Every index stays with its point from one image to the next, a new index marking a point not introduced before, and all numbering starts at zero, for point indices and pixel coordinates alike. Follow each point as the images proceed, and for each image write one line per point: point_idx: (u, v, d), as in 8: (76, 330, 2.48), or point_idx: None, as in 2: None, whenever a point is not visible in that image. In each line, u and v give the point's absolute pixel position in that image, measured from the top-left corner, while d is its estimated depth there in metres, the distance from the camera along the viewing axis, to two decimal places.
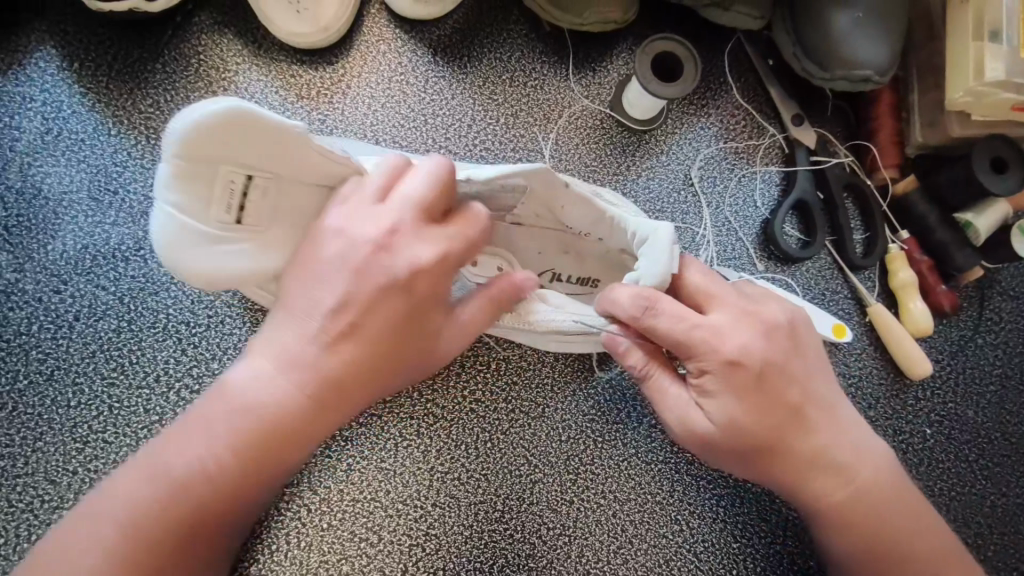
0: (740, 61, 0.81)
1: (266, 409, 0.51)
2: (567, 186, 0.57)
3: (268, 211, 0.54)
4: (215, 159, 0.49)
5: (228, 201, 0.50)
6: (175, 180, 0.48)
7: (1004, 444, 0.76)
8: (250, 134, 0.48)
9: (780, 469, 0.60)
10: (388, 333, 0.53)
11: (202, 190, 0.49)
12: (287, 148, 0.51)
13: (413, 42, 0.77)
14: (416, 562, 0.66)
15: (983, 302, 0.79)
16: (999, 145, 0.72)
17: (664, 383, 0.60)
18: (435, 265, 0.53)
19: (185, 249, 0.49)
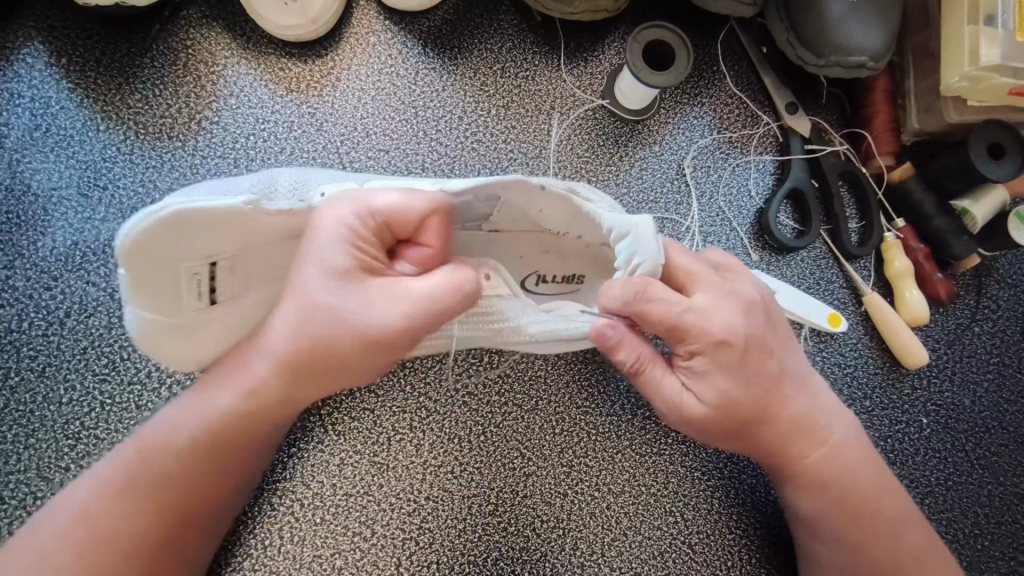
0: (733, 49, 0.80)
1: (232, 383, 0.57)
2: (543, 190, 0.54)
3: (243, 282, 0.56)
4: (170, 258, 0.50)
5: (198, 290, 0.53)
6: (140, 281, 0.51)
7: (1002, 433, 0.76)
8: (191, 231, 0.50)
9: (757, 442, 0.61)
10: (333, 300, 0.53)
11: (170, 290, 0.52)
12: (242, 225, 0.52)
13: (403, 34, 0.76)
14: (410, 556, 0.66)
15: (980, 290, 0.78)
16: (996, 131, 0.71)
17: (658, 372, 0.60)
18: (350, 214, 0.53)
19: (162, 338, 0.54)
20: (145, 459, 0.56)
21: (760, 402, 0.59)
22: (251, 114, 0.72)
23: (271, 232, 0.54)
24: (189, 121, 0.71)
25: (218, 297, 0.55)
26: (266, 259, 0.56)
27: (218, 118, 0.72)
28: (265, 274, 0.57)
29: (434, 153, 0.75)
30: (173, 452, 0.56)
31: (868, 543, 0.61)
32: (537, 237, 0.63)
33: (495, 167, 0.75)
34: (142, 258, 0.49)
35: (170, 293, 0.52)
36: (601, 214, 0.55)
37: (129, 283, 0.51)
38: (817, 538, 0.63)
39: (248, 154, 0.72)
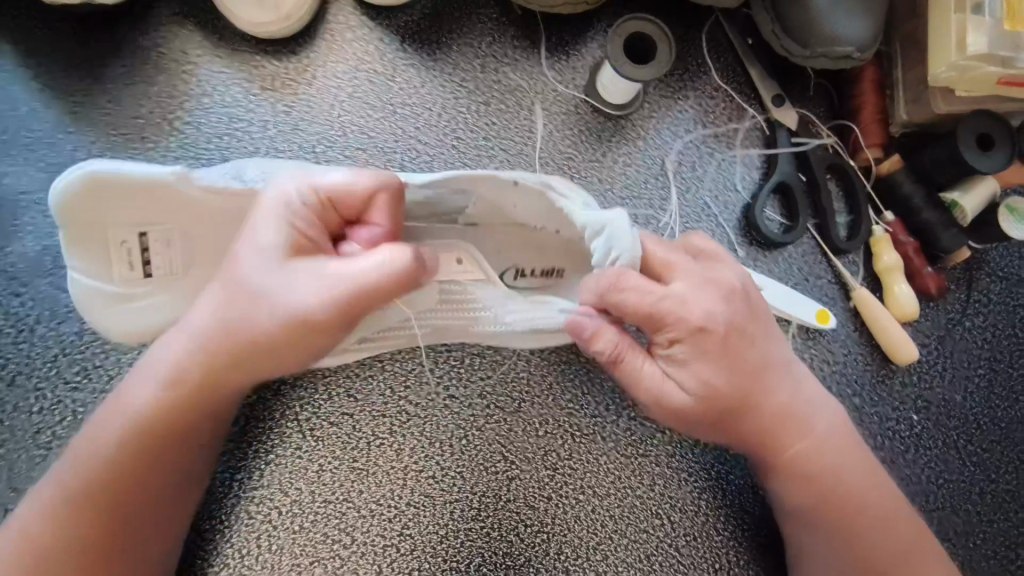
0: (718, 41, 0.79)
1: (171, 372, 0.56)
2: (512, 181, 0.55)
3: (178, 260, 0.59)
4: (102, 221, 0.57)
5: (129, 259, 0.58)
6: (78, 241, 0.57)
7: (992, 429, 0.75)
8: (117, 195, 0.56)
9: (741, 432, 0.60)
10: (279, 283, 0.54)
11: (100, 252, 0.58)
12: (169, 197, 0.57)
13: (380, 30, 0.75)
14: (391, 563, 0.65)
15: (970, 285, 0.77)
16: (986, 122, 0.70)
17: (636, 362, 0.58)
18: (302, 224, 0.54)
19: (98, 308, 0.59)
20: (88, 459, 0.55)
21: (744, 392, 0.59)
22: (224, 113, 0.71)
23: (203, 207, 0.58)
24: (162, 121, 0.70)
25: (151, 270, 0.59)
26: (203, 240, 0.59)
27: (191, 118, 0.70)
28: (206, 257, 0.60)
29: (412, 151, 0.73)
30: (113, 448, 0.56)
31: (855, 533, 0.60)
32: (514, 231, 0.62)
33: (475, 165, 0.74)
34: (80, 221, 0.57)
35: (105, 259, 0.58)
36: (574, 211, 0.55)
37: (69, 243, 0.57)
38: (804, 529, 0.62)
39: (222, 155, 0.70)
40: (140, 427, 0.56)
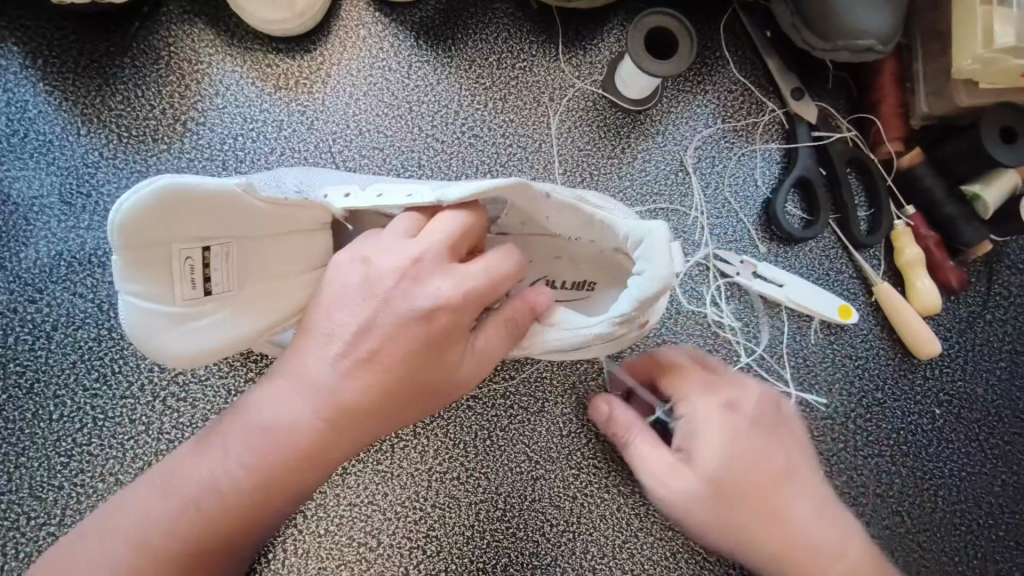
0: (736, 34, 0.78)
1: (260, 439, 0.50)
2: (546, 198, 0.53)
3: (237, 276, 0.52)
4: (161, 239, 0.48)
5: (191, 275, 0.49)
6: (132, 265, 0.47)
7: (1014, 421, 0.75)
8: (189, 208, 0.47)
9: (752, 521, 0.56)
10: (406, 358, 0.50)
11: (160, 272, 0.48)
12: (235, 209, 0.49)
13: (394, 26, 0.73)
14: (417, 565, 0.65)
15: (991, 277, 0.77)
16: (1008, 114, 0.69)
17: (648, 441, 0.60)
18: (455, 299, 0.50)
19: (157, 331, 0.49)
20: (164, 526, 0.50)
21: (764, 496, 0.56)
22: (238, 113, 0.70)
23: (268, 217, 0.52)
24: (175, 122, 0.69)
25: (213, 288, 0.50)
26: (267, 249, 0.53)
27: (204, 119, 0.69)
28: (261, 269, 0.53)
29: (430, 149, 0.72)
30: (196, 514, 0.50)
31: None
32: (545, 241, 0.61)
33: (493, 163, 0.73)
34: (137, 237, 0.46)
35: (163, 278, 0.49)
36: (616, 221, 0.55)
37: (121, 267, 0.47)
38: None
39: (237, 155, 0.69)
40: (226, 494, 0.50)
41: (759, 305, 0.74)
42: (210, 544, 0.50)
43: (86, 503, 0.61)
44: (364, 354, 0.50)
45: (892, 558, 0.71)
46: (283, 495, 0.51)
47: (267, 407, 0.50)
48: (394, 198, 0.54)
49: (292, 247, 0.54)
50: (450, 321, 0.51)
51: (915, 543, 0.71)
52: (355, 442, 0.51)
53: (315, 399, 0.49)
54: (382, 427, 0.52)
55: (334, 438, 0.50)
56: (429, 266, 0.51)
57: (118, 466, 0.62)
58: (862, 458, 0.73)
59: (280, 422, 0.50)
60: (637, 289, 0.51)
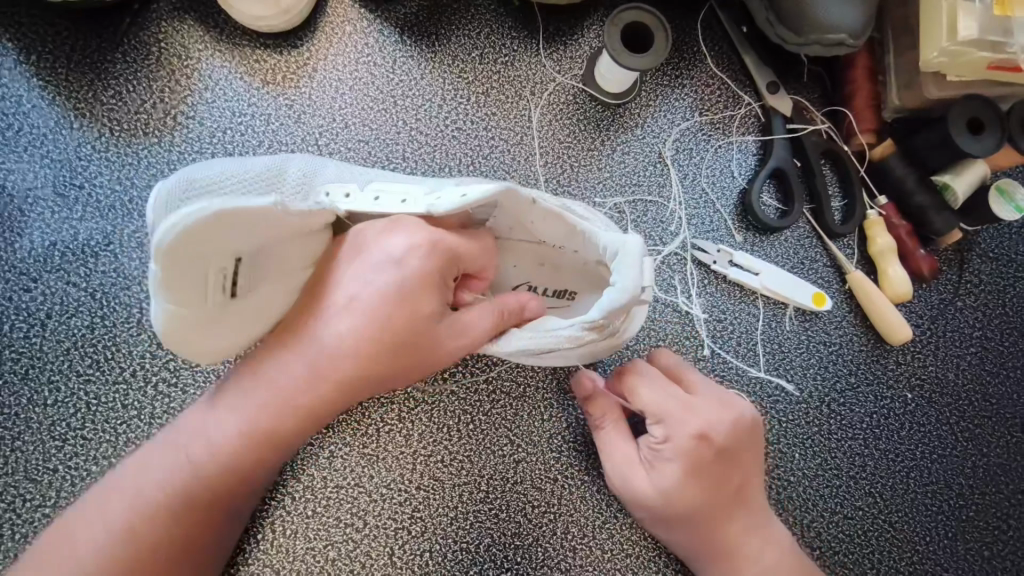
0: (713, 29, 0.80)
1: (257, 398, 0.55)
2: (532, 204, 0.55)
3: (257, 278, 0.52)
4: (201, 255, 0.46)
5: (221, 286, 0.49)
6: (167, 282, 0.46)
7: (985, 404, 0.77)
8: (229, 226, 0.47)
9: (695, 535, 0.64)
10: (384, 318, 0.53)
11: (195, 287, 0.47)
12: (263, 224, 0.49)
13: (379, 22, 0.75)
14: (402, 546, 0.67)
15: (962, 265, 0.79)
16: (976, 106, 0.70)
17: (614, 437, 0.66)
18: (421, 259, 0.53)
19: (187, 331, 0.50)
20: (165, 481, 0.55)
21: (715, 504, 0.63)
22: (227, 108, 0.72)
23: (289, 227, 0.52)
24: (165, 116, 0.71)
25: (237, 292, 0.51)
26: (281, 253, 0.53)
27: (193, 113, 0.71)
28: (274, 270, 0.54)
29: (414, 143, 0.74)
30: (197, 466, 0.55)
31: None
32: (535, 248, 0.62)
33: (476, 155, 0.75)
34: (180, 254, 0.45)
35: (197, 292, 0.48)
36: (598, 233, 0.56)
37: (156, 281, 0.46)
38: None
39: (226, 148, 0.71)
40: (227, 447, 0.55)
41: (735, 293, 0.76)
42: (201, 497, 0.55)
43: (80, 485, 0.63)
44: (347, 324, 0.53)
45: (864, 538, 0.73)
46: (271, 449, 0.56)
47: (266, 369, 0.55)
48: (391, 205, 0.54)
49: (301, 247, 0.55)
50: (423, 284, 0.54)
51: (887, 523, 0.73)
52: (339, 404, 0.55)
53: (307, 358, 0.54)
54: (368, 392, 0.55)
55: (318, 397, 0.54)
56: (406, 227, 0.54)
57: (111, 449, 0.64)
58: (836, 441, 0.75)
59: (268, 382, 0.55)
60: (607, 299, 0.52)
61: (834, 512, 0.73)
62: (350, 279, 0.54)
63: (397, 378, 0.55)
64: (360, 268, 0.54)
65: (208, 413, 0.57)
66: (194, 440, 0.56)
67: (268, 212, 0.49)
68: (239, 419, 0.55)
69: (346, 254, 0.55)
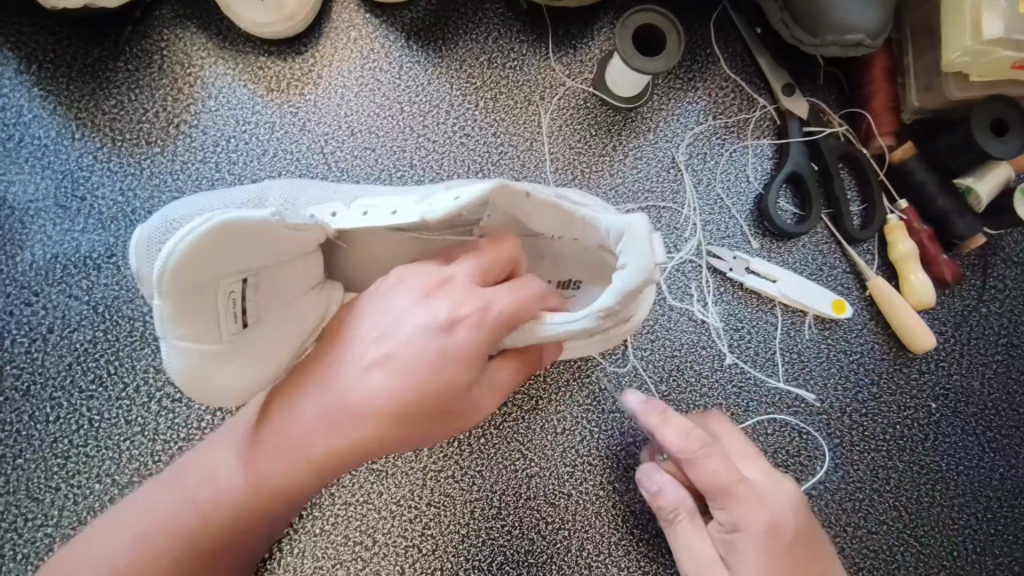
0: (726, 31, 0.78)
1: (281, 446, 0.50)
2: (524, 195, 0.50)
3: (264, 302, 0.49)
4: (207, 279, 0.43)
5: (233, 311, 0.46)
6: (179, 315, 0.43)
7: (1012, 414, 0.74)
8: (236, 246, 0.43)
9: None
10: (432, 379, 0.48)
11: (207, 315, 0.44)
12: (266, 241, 0.46)
13: (384, 27, 0.74)
14: (413, 564, 0.65)
15: (987, 270, 0.76)
16: (999, 107, 0.68)
17: (688, 530, 0.61)
18: (475, 319, 0.49)
19: (211, 372, 0.45)
20: (178, 519, 0.52)
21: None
22: (231, 116, 0.70)
23: (293, 243, 0.49)
24: (168, 125, 0.69)
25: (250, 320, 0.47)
26: (284, 272, 0.50)
27: (197, 121, 0.70)
28: (281, 293, 0.50)
29: (421, 149, 0.72)
30: (212, 506, 0.52)
31: None
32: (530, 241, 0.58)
33: (485, 162, 0.73)
34: (189, 279, 0.42)
35: (208, 320, 0.44)
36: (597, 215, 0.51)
37: (166, 317, 0.42)
38: None
39: (230, 157, 0.69)
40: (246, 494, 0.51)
41: (752, 301, 0.74)
42: (212, 541, 0.52)
43: (82, 504, 0.62)
44: (391, 378, 0.48)
45: (889, 553, 0.71)
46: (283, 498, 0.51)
47: (300, 416, 0.50)
48: (378, 217, 0.51)
49: (303, 267, 0.52)
50: (474, 343, 0.49)
51: (913, 538, 0.71)
52: (359, 460, 0.50)
53: (347, 416, 0.48)
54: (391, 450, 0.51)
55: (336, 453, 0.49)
56: (459, 287, 0.50)
57: (115, 467, 0.63)
58: (858, 453, 0.72)
59: (285, 434, 0.50)
60: (621, 281, 0.47)
61: (857, 526, 0.71)
62: (403, 336, 0.49)
63: (429, 441, 0.53)
64: (410, 325, 0.50)
65: (230, 452, 0.53)
66: (210, 485, 0.52)
67: (272, 229, 0.45)
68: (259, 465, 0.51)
69: (392, 307, 0.51)
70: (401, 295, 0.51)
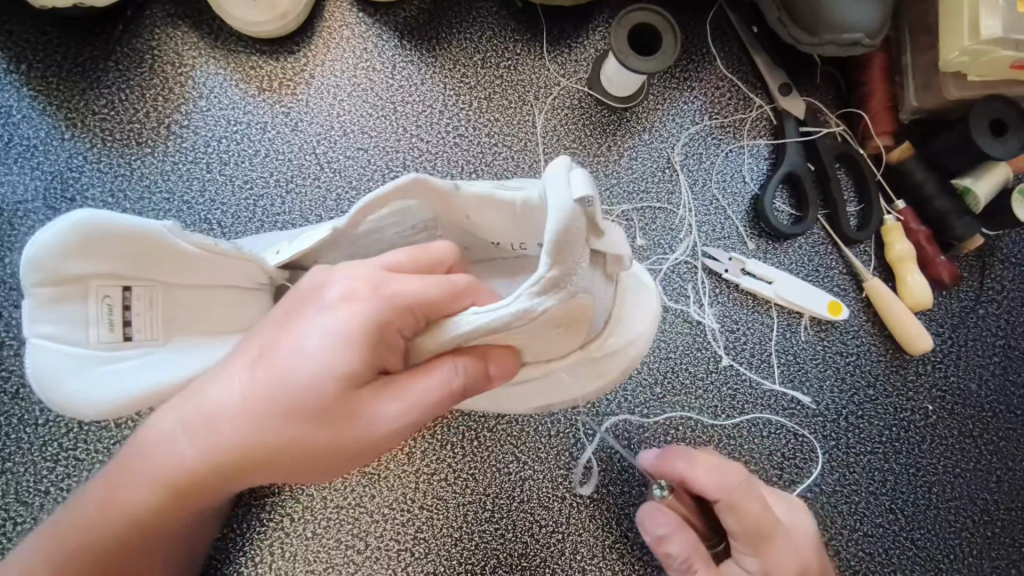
0: (722, 29, 0.77)
1: (170, 444, 0.48)
2: (453, 190, 0.49)
3: (163, 322, 0.51)
4: (79, 276, 0.47)
5: (108, 317, 0.49)
6: (50, 304, 0.47)
7: (1009, 416, 0.74)
8: (107, 246, 0.47)
9: None
10: (318, 366, 0.44)
11: (75, 312, 0.48)
12: (156, 255, 0.49)
13: (377, 26, 0.73)
14: (406, 567, 0.65)
15: (984, 271, 0.76)
16: (999, 106, 0.67)
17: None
18: (368, 302, 0.45)
19: (64, 373, 0.48)
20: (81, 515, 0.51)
21: None
22: (222, 117, 0.70)
23: (201, 269, 0.51)
24: (159, 125, 0.69)
25: (134, 333, 0.50)
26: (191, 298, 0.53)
27: (188, 122, 0.69)
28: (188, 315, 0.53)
29: (415, 150, 0.72)
30: (108, 505, 0.50)
31: None
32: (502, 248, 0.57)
33: (479, 162, 0.72)
34: (57, 272, 0.46)
35: (78, 317, 0.48)
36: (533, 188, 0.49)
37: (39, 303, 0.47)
38: None
39: (222, 158, 0.69)
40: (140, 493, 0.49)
41: (748, 302, 0.73)
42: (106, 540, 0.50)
43: None
44: (272, 368, 0.45)
45: (885, 556, 0.70)
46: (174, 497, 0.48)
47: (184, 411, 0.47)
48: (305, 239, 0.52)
49: (225, 297, 0.54)
50: (365, 328, 0.44)
51: (909, 541, 0.71)
52: (231, 472, 0.47)
53: (230, 410, 0.45)
54: (268, 467, 0.47)
55: (207, 457, 0.47)
56: (363, 270, 0.47)
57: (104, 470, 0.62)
58: (854, 455, 0.72)
59: (155, 438, 0.48)
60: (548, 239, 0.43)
61: (853, 529, 0.70)
62: (296, 327, 0.46)
63: (318, 466, 0.47)
64: (305, 313, 0.46)
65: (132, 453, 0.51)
66: (94, 488, 0.51)
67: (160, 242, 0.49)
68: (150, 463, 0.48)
69: (295, 298, 0.48)
70: (305, 285, 0.48)
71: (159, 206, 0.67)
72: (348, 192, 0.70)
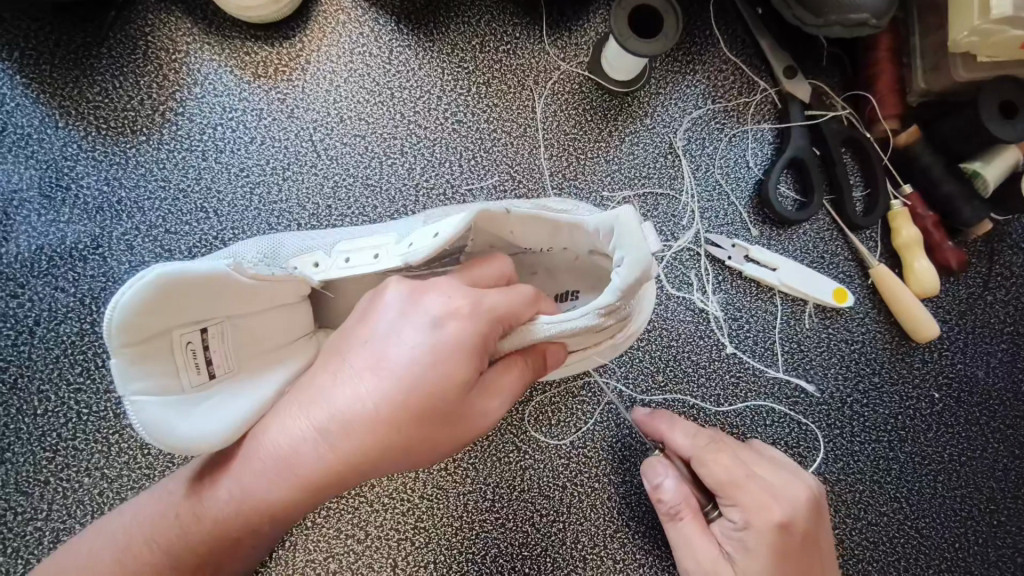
0: (726, 11, 0.76)
1: (262, 464, 0.46)
2: (506, 214, 0.50)
3: (235, 352, 0.47)
4: (161, 330, 0.42)
5: (195, 361, 0.44)
6: (139, 363, 0.41)
7: (1017, 404, 0.73)
8: (186, 291, 0.42)
9: None
10: (425, 376, 0.44)
11: (165, 366, 0.43)
12: (225, 291, 0.45)
13: (374, 10, 0.72)
14: (406, 557, 0.64)
15: (993, 257, 0.74)
16: (1010, 88, 0.65)
17: (692, 528, 0.59)
18: (469, 312, 0.46)
19: (172, 427, 0.42)
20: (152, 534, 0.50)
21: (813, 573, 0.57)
22: (217, 103, 0.69)
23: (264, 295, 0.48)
24: (154, 113, 0.68)
25: (216, 370, 0.46)
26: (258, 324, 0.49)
27: (183, 109, 0.68)
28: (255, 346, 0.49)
29: (413, 136, 0.71)
30: (183, 523, 0.49)
31: None
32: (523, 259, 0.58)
33: (478, 149, 0.71)
34: (139, 330, 0.41)
35: (167, 370, 0.43)
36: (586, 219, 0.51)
37: (124, 367, 0.41)
38: None
39: (218, 145, 0.68)
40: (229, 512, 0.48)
41: (751, 290, 0.72)
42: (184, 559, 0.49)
43: (70, 498, 0.61)
44: (375, 380, 0.44)
45: (889, 545, 0.70)
46: (267, 518, 0.48)
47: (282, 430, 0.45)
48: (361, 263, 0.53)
49: (280, 318, 0.51)
50: (474, 338, 0.45)
51: (914, 530, 0.70)
52: (333, 485, 0.46)
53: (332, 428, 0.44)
54: (373, 470, 0.45)
55: (322, 469, 0.44)
56: (447, 286, 0.48)
57: (103, 460, 0.62)
58: (858, 444, 0.71)
59: (247, 462, 0.46)
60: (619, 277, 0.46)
61: (857, 518, 0.70)
62: (394, 341, 0.45)
63: (418, 463, 0.47)
64: (403, 325, 0.46)
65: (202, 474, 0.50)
66: (179, 496, 0.50)
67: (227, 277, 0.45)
68: (237, 483, 0.47)
69: (376, 310, 0.48)
70: (390, 299, 0.48)
71: (155, 195, 0.67)
72: (346, 179, 0.69)
